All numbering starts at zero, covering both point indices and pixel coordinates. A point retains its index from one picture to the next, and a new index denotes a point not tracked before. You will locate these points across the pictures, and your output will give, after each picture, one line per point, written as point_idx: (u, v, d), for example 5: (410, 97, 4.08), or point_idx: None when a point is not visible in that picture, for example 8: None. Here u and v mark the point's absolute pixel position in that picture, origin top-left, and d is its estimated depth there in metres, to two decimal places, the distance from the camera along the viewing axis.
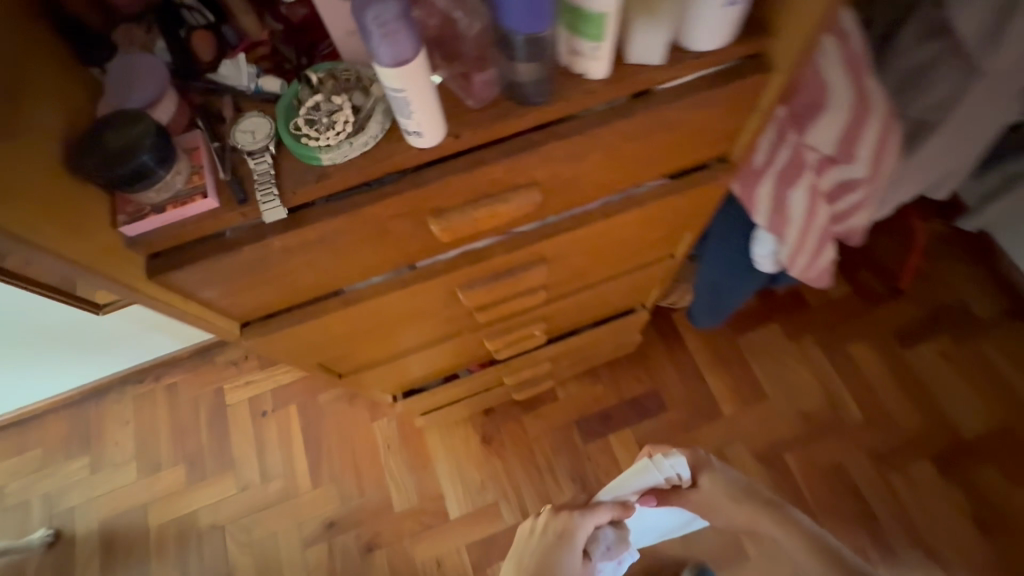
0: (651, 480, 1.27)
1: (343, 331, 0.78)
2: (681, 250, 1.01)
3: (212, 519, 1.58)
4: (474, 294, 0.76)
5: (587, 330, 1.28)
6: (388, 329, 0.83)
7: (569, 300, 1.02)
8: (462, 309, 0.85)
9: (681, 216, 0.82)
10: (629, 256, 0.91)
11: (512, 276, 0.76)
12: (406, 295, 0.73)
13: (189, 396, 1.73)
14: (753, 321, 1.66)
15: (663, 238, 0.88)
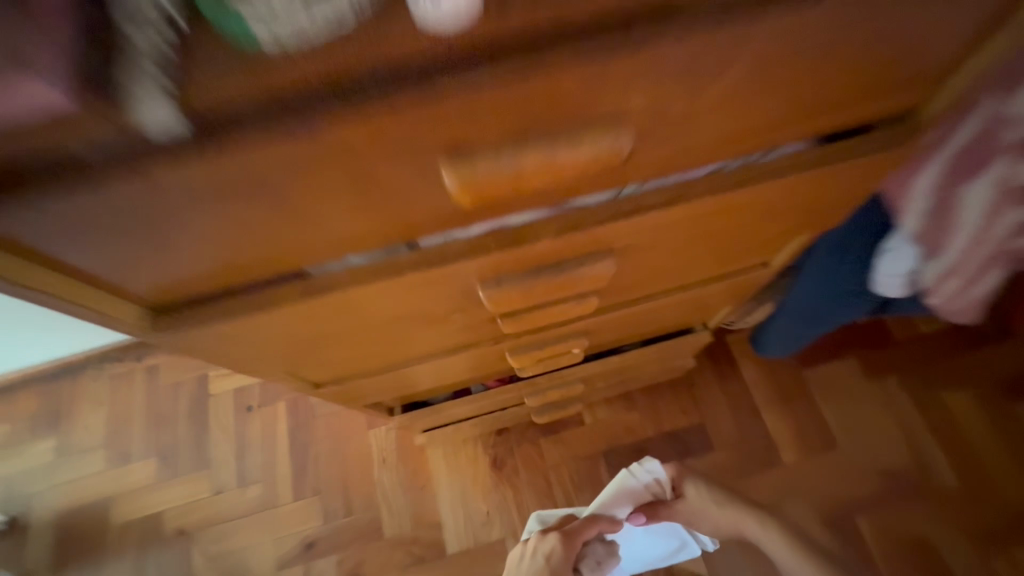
0: (632, 491, 1.19)
1: (314, 332, 0.56)
2: (778, 258, 0.75)
3: (179, 524, 1.39)
4: (500, 294, 0.53)
5: (631, 351, 1.04)
6: (379, 333, 0.60)
7: (623, 313, 0.79)
8: (481, 315, 0.63)
9: (802, 206, 0.58)
10: (711, 260, 0.67)
11: (557, 273, 0.53)
12: (402, 289, 0.50)
13: (170, 381, 1.55)
14: (826, 353, 1.39)
15: (764, 238, 0.64)
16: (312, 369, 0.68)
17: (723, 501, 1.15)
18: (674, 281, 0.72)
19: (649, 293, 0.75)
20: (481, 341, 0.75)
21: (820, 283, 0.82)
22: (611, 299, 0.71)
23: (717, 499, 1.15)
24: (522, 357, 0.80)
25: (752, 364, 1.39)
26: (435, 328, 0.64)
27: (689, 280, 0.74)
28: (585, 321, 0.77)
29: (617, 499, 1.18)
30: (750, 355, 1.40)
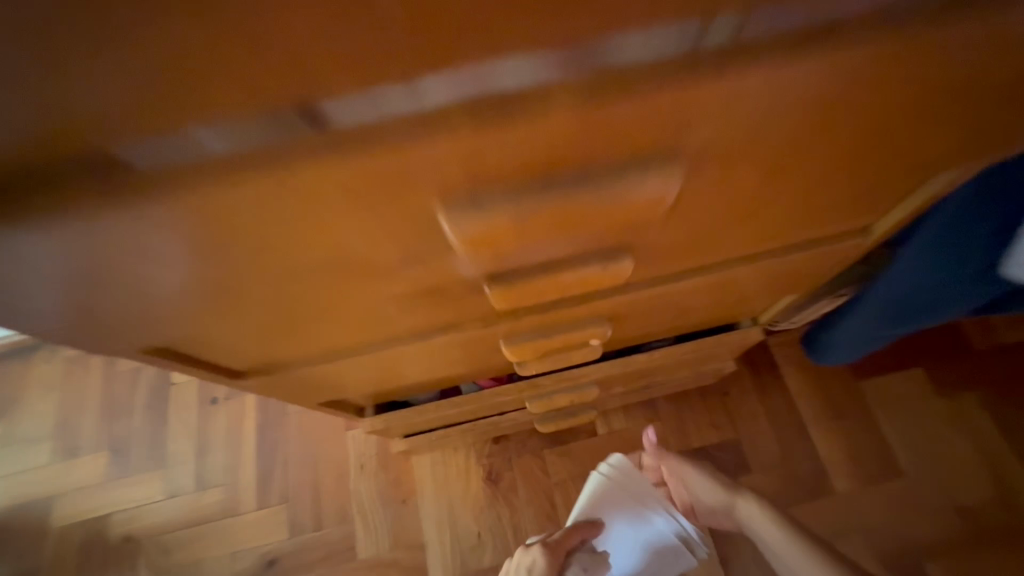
0: (608, 490, 1.01)
1: (191, 286, 0.36)
2: (883, 221, 0.54)
3: (127, 530, 1.21)
4: (475, 233, 0.32)
5: (662, 349, 0.81)
6: (304, 297, 0.40)
7: (660, 291, 0.57)
8: (459, 278, 0.42)
9: (983, 113, 0.35)
10: (799, 210, 0.45)
11: (571, 198, 0.31)
12: (306, 211, 0.29)
13: (129, 366, 1.36)
14: (889, 364, 1.16)
15: (885, 174, 0.42)
16: (226, 346, 0.49)
17: (697, 475, 0.99)
18: (740, 243, 0.51)
19: (701, 261, 0.53)
20: (461, 322, 0.54)
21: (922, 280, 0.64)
22: (649, 267, 0.51)
23: (690, 473, 1.01)
24: (521, 347, 0.60)
25: (798, 372, 1.17)
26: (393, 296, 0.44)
27: (758, 244, 0.52)
28: (605, 300, 0.55)
29: (598, 500, 1.00)
30: (797, 362, 1.17)
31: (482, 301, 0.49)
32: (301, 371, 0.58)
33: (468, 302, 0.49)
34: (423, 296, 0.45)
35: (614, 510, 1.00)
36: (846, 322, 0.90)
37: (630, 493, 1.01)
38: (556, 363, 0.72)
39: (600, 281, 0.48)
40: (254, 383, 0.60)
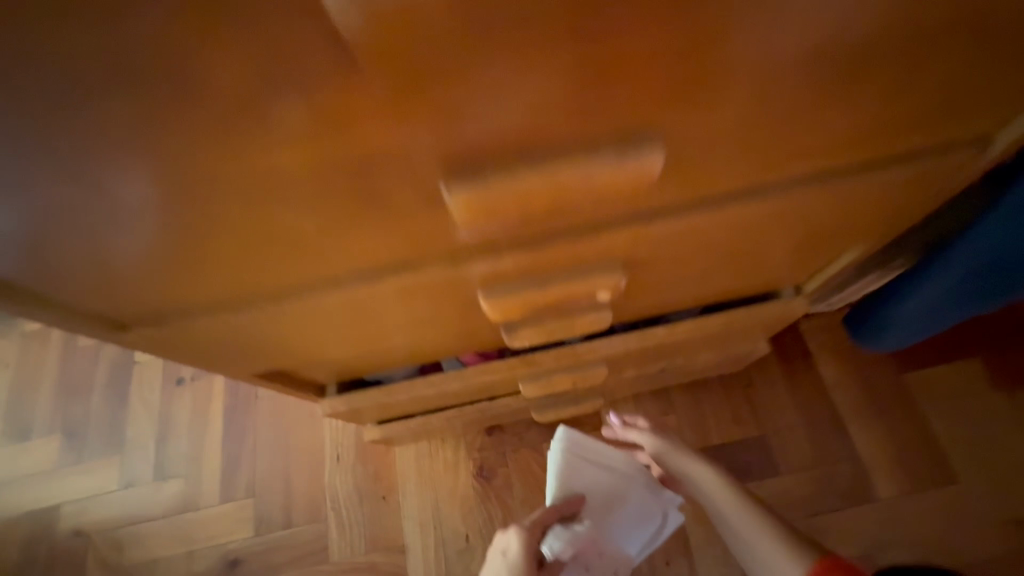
0: (571, 473, 0.73)
1: None
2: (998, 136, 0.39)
3: (78, 523, 1.09)
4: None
5: (685, 322, 0.67)
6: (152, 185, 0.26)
7: (697, 227, 0.40)
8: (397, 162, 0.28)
9: None
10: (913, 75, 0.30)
11: None
12: None
13: (90, 342, 1.23)
14: (945, 353, 0.98)
15: None
16: (84, 283, 0.34)
17: (665, 449, 0.79)
18: (816, 147, 0.35)
19: (758, 178, 0.37)
20: (416, 263, 0.38)
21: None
22: (685, 183, 0.35)
23: (658, 448, 0.80)
24: (501, 303, 0.42)
25: (834, 360, 1.01)
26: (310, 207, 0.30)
27: (841, 150, 0.36)
28: (619, 233, 0.38)
29: (570, 480, 0.73)
30: (834, 349, 1.01)
31: (442, 227, 0.34)
32: (203, 335, 0.42)
33: (422, 228, 0.34)
34: (350, 207, 0.31)
35: (592, 489, 0.74)
36: (895, 315, 0.80)
37: (609, 465, 0.75)
38: (554, 332, 0.58)
39: (616, 194, 0.32)
40: (148, 351, 0.44)
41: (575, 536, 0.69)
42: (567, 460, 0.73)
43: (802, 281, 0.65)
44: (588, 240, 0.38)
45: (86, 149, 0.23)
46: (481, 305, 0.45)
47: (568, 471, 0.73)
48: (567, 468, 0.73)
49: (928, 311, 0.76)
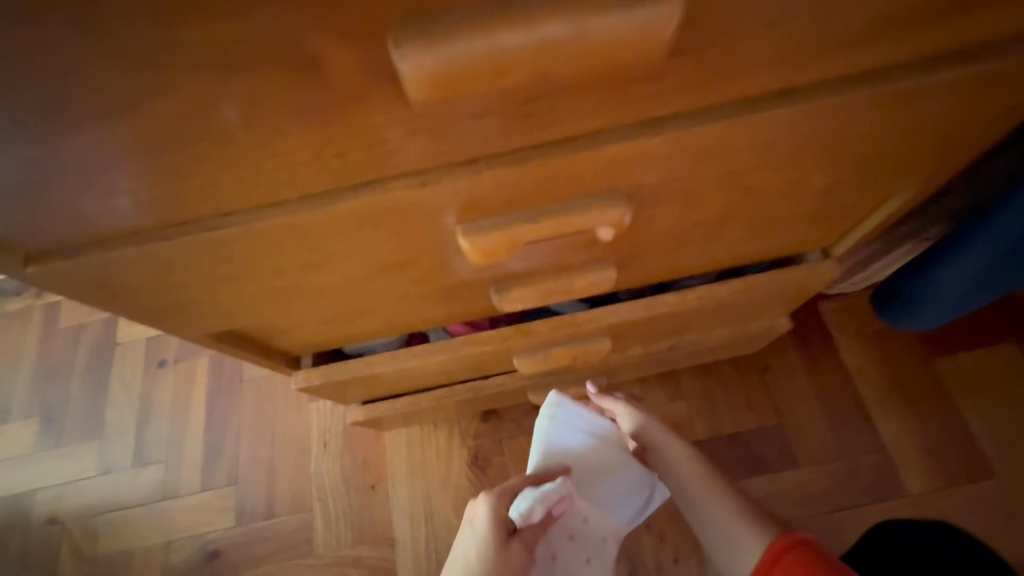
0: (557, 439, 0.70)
1: None
2: None
3: (52, 511, 1.03)
4: None
5: (698, 289, 0.60)
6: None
7: (720, 142, 0.33)
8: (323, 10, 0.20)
9: None
10: None
11: None
12: None
13: (71, 323, 1.17)
14: (980, 337, 0.89)
15: None
16: None
17: (642, 426, 0.71)
18: (875, 28, 0.27)
19: (796, 75, 0.30)
20: (377, 182, 0.31)
21: None
22: (709, 73, 0.28)
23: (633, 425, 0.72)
24: (485, 244, 0.36)
25: (859, 343, 0.92)
26: (231, 84, 0.23)
27: (904, 36, 0.29)
28: (624, 147, 0.31)
29: (553, 446, 0.70)
30: (858, 332, 0.92)
31: (399, 128, 0.27)
32: (145, 278, 0.35)
33: (376, 129, 0.27)
34: (282, 91, 0.24)
35: (576, 455, 0.70)
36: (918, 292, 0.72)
37: (592, 430, 0.71)
38: (550, 295, 0.51)
39: (619, 66, 0.25)
40: (88, 302, 0.37)
41: (548, 496, 0.62)
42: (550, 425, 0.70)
43: (830, 242, 0.58)
44: (587, 153, 0.31)
45: (62, 75, 0.21)
46: (461, 248, 0.38)
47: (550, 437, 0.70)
48: (548, 434, 0.70)
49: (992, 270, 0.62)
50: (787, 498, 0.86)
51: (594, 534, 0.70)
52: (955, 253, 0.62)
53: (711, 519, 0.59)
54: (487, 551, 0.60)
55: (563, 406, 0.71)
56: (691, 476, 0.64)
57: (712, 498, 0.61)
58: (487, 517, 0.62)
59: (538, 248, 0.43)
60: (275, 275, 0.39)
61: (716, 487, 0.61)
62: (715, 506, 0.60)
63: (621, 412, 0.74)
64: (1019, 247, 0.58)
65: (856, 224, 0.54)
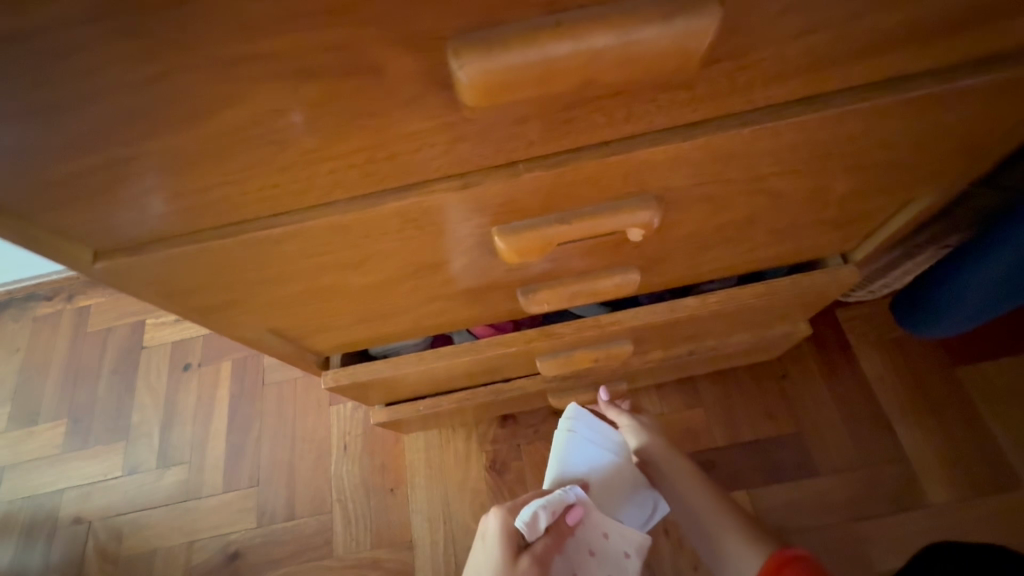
0: (575, 450, 0.72)
1: None
2: None
3: (79, 510, 1.05)
4: None
5: (718, 293, 0.61)
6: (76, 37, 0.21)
7: (748, 147, 0.35)
8: (385, 22, 0.22)
9: None
10: None
11: None
12: None
13: (100, 327, 1.20)
14: (1001, 347, 0.89)
15: None
16: (50, 198, 0.29)
17: (643, 439, 0.74)
18: (900, 37, 0.29)
19: (822, 82, 0.31)
20: (423, 184, 0.33)
21: None
22: (740, 80, 0.30)
23: (634, 438, 0.75)
24: (521, 244, 0.38)
25: (877, 351, 0.92)
26: (301, 91, 0.25)
27: (928, 44, 0.30)
28: (657, 151, 0.33)
29: (567, 456, 0.72)
30: (876, 340, 0.92)
31: (444, 133, 0.29)
32: (196, 274, 0.37)
33: (427, 133, 0.29)
34: (347, 97, 0.26)
35: (587, 463, 0.72)
36: (936, 303, 0.73)
37: (608, 445, 0.73)
38: (575, 297, 0.53)
39: (658, 74, 0.27)
40: (142, 299, 0.39)
41: (553, 501, 0.62)
42: (567, 438, 0.72)
43: (849, 248, 0.59)
44: (620, 157, 0.33)
45: (145, 82, 0.23)
46: (497, 248, 0.40)
47: (563, 448, 0.73)
48: (563, 446, 0.73)
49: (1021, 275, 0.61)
50: (807, 506, 0.85)
51: (614, 551, 0.67)
52: (976, 260, 0.63)
53: (709, 531, 0.62)
54: (497, 566, 0.58)
55: (581, 419, 0.73)
56: (690, 489, 0.66)
57: (710, 511, 0.63)
58: (497, 531, 0.61)
59: (567, 250, 0.44)
60: (317, 274, 0.41)
61: (714, 501, 0.64)
62: (714, 519, 0.62)
63: (625, 423, 0.77)
64: None
65: (875, 231, 0.55)
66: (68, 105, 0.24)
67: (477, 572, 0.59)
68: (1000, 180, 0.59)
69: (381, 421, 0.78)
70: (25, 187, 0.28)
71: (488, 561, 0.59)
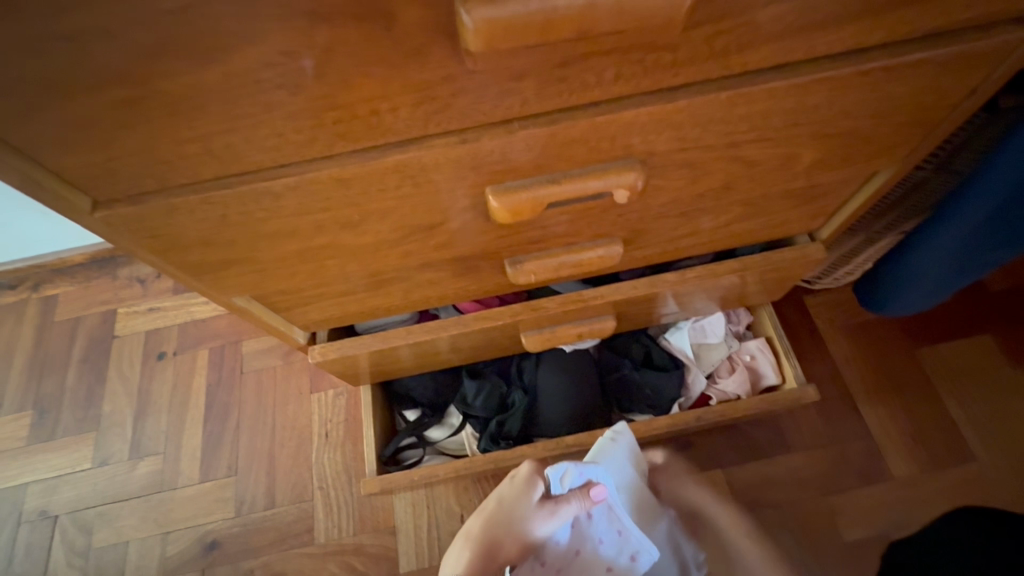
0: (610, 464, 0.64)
1: None
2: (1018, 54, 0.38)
3: (44, 503, 0.97)
4: None
5: (697, 268, 0.64)
6: None
7: (726, 112, 0.37)
8: None
9: None
10: None
11: None
12: None
13: (69, 315, 1.11)
14: (951, 329, 0.95)
15: None
16: (58, 135, 0.29)
17: (676, 486, 0.69)
18: (859, 10, 0.32)
19: (791, 50, 0.35)
20: (423, 139, 0.35)
21: (1003, 191, 0.58)
22: (719, 45, 0.32)
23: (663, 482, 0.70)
24: (513, 203, 0.40)
25: (844, 337, 0.96)
26: (315, 33, 0.27)
27: (883, 18, 0.33)
28: (642, 112, 0.35)
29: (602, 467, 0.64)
30: (842, 326, 0.97)
31: (445, 86, 0.31)
32: (196, 228, 0.38)
33: (430, 85, 0.31)
34: (357, 43, 0.27)
35: (617, 477, 0.65)
36: (882, 286, 0.80)
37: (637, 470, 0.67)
38: (561, 268, 0.55)
39: (647, 32, 0.29)
40: (137, 254, 0.40)
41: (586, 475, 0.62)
42: (610, 446, 0.64)
43: (817, 227, 0.64)
44: (608, 117, 0.35)
45: (161, 18, 0.24)
46: (489, 209, 0.42)
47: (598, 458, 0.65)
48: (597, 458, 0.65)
49: (958, 251, 0.68)
50: (780, 481, 0.88)
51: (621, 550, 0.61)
52: (915, 244, 0.70)
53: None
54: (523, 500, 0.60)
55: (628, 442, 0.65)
56: (738, 533, 0.63)
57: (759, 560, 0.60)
58: (530, 472, 0.62)
59: (557, 216, 0.46)
60: (314, 234, 0.42)
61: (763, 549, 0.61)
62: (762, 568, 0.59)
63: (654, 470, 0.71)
64: (958, 245, 0.67)
65: (841, 207, 0.59)
66: (82, 37, 0.25)
67: (502, 495, 0.62)
68: (952, 165, 0.67)
69: (373, 492, 0.71)
70: (31, 125, 0.28)
71: (516, 495, 0.61)
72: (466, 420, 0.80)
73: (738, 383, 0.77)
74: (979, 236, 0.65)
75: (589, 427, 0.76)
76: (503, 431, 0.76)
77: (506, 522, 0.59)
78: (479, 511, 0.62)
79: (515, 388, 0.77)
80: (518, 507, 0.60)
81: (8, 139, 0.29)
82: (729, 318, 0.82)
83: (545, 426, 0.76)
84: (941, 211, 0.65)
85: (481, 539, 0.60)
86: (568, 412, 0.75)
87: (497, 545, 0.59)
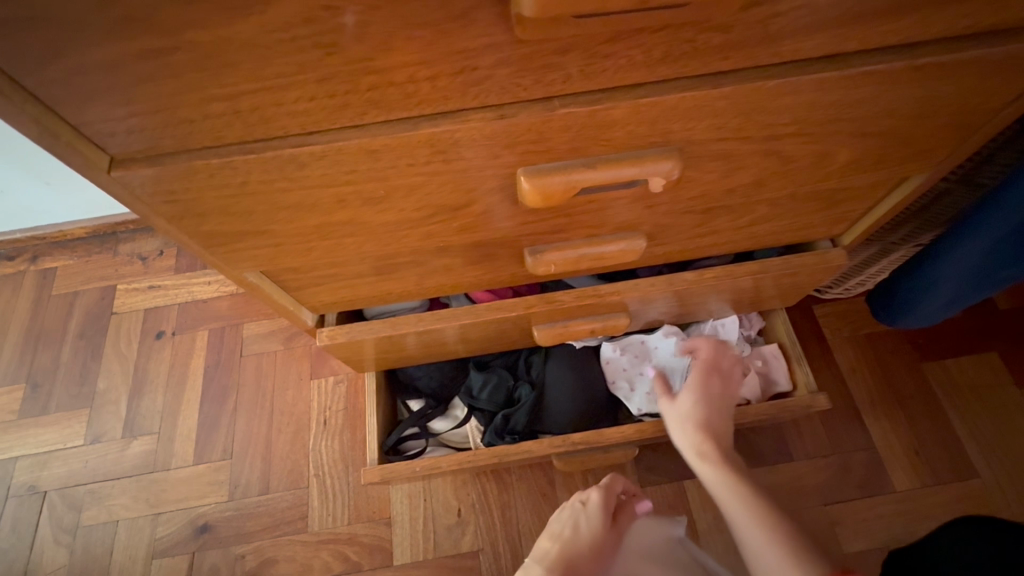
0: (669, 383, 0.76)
1: None
2: None
3: (34, 478, 0.94)
4: None
5: (716, 268, 0.62)
6: None
7: (770, 102, 0.36)
8: None
9: None
10: None
11: None
12: None
13: (67, 289, 1.09)
14: (958, 345, 0.94)
15: None
16: (81, 84, 0.28)
17: (724, 465, 0.57)
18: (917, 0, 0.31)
19: (844, 39, 0.33)
20: (458, 113, 0.34)
21: (1015, 216, 0.58)
22: (771, 29, 0.31)
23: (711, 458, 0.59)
24: (545, 186, 0.38)
25: (851, 348, 0.95)
26: None
27: (940, 10, 0.32)
28: (686, 96, 0.34)
29: None
30: (851, 336, 0.96)
31: (488, 53, 0.29)
32: (215, 194, 0.37)
33: (471, 54, 0.29)
34: (401, 2, 0.26)
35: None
36: (896, 299, 0.78)
37: None
38: (580, 261, 0.53)
39: (703, 10, 0.28)
40: (150, 220, 0.38)
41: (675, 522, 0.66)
42: None
43: (840, 232, 0.63)
44: (650, 101, 0.34)
45: None
46: (518, 191, 0.40)
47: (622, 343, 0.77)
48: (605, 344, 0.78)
49: (972, 267, 0.67)
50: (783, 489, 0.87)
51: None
52: (934, 259, 0.69)
53: None
54: (597, 516, 0.58)
55: None
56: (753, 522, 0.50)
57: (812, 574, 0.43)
58: (598, 498, 0.60)
59: (584, 203, 0.45)
60: (335, 209, 0.40)
61: (815, 572, 0.44)
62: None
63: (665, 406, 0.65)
64: (978, 262, 0.66)
65: (868, 212, 0.58)
66: None
67: (578, 522, 0.58)
68: (976, 179, 0.66)
69: (372, 481, 0.69)
70: (53, 70, 0.27)
71: (591, 517, 0.58)
72: (471, 413, 0.78)
73: (752, 388, 0.75)
74: (992, 257, 0.65)
75: (592, 425, 0.75)
76: (508, 425, 0.74)
77: (590, 543, 0.55)
78: (550, 533, 0.57)
79: (522, 382, 0.77)
80: (594, 527, 0.57)
81: (30, 86, 0.28)
82: (741, 322, 0.81)
83: (551, 423, 0.74)
84: (959, 228, 0.64)
85: (563, 554, 0.54)
86: (573, 409, 0.74)
87: (581, 559, 0.53)
